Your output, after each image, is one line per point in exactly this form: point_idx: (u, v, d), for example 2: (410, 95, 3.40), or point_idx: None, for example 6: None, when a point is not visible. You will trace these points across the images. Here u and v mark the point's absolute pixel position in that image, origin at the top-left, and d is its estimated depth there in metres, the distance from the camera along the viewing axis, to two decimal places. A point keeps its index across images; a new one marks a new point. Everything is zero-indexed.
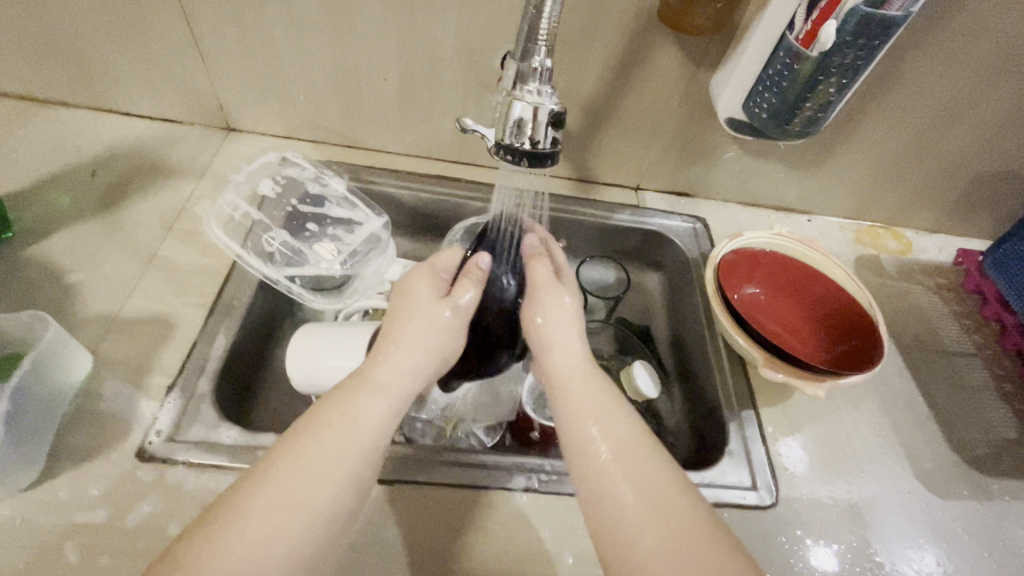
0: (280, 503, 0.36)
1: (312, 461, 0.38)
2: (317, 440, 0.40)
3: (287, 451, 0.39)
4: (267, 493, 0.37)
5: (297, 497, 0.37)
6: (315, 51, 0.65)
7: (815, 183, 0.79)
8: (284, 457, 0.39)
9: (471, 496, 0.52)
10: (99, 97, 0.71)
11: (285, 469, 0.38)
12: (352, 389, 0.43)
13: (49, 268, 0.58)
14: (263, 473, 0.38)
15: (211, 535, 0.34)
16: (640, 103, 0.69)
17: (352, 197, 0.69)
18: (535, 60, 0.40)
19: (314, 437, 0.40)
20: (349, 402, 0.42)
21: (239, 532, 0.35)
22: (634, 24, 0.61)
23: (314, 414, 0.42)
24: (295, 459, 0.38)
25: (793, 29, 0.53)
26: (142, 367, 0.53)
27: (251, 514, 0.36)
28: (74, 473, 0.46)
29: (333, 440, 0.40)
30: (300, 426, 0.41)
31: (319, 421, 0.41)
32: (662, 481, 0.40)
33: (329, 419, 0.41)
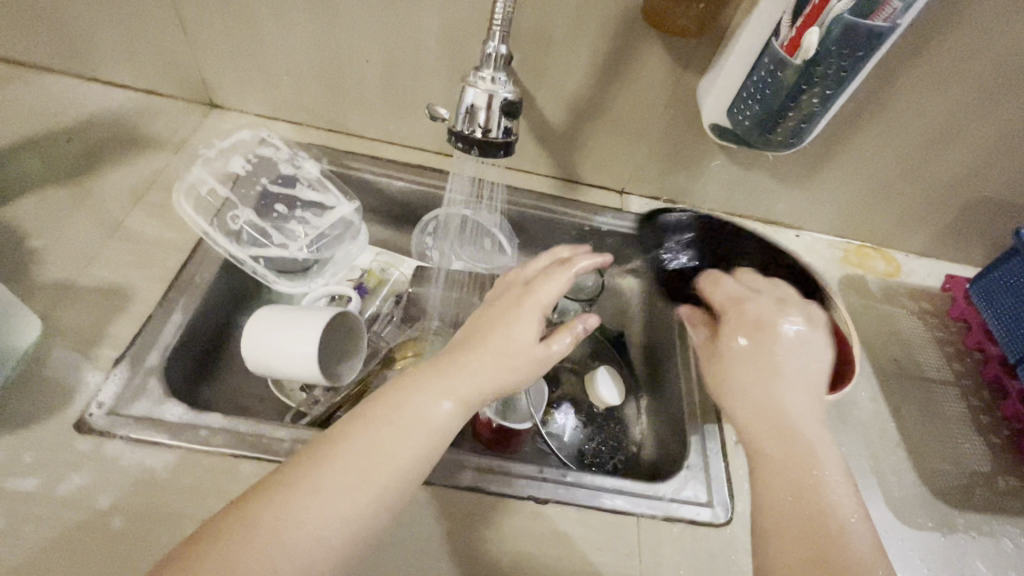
0: (346, 484, 0.37)
1: (381, 449, 0.39)
2: (386, 432, 0.40)
3: (356, 437, 0.40)
4: (333, 474, 0.38)
5: (363, 481, 0.38)
6: (298, 30, 0.64)
7: (803, 198, 0.78)
8: (354, 441, 0.39)
9: (416, 491, 0.51)
10: (81, 65, 0.70)
11: (353, 454, 0.39)
12: (416, 385, 0.43)
13: (12, 231, 0.58)
14: (330, 454, 0.39)
15: (269, 509, 0.36)
16: (625, 104, 0.68)
17: (326, 180, 0.68)
18: (489, 45, 0.38)
19: (380, 428, 0.40)
20: (419, 401, 0.42)
21: (299, 509, 0.36)
22: (619, 22, 0.60)
23: (382, 406, 0.42)
24: (361, 448, 0.39)
25: (779, 35, 0.52)
26: (93, 337, 0.53)
27: (318, 492, 0.37)
28: (9, 439, 0.46)
29: (400, 431, 0.40)
30: (367, 417, 0.41)
31: (389, 414, 0.41)
32: (805, 473, 0.42)
33: (397, 410, 0.41)
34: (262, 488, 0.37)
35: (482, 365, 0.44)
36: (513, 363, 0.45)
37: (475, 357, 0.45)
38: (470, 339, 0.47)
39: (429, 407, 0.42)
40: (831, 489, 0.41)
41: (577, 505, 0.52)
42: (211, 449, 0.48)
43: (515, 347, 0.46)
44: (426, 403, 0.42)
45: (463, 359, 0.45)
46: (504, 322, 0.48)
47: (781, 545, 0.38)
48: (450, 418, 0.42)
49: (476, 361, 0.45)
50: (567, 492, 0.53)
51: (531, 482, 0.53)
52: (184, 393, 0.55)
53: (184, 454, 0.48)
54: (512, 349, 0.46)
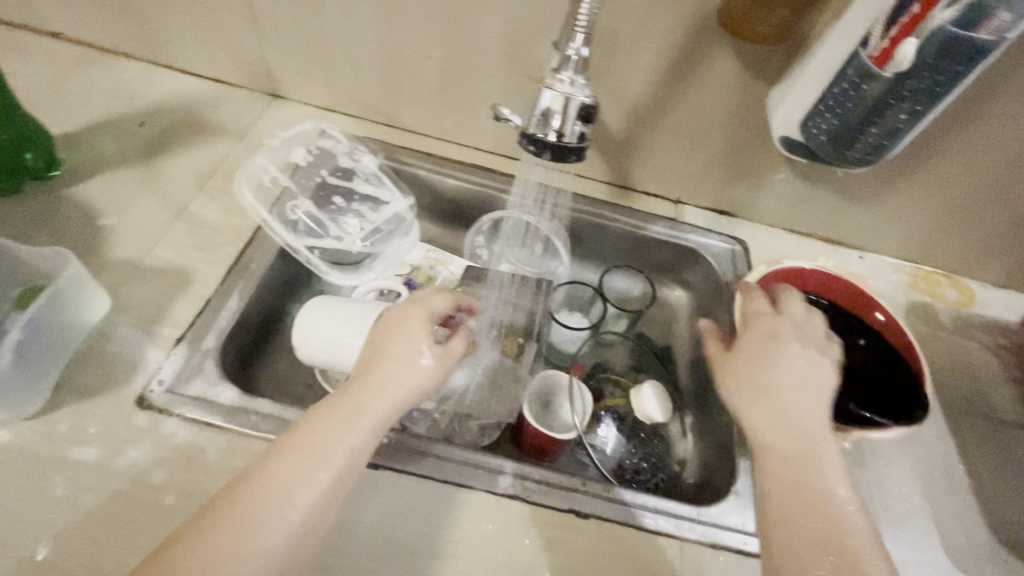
0: (272, 518, 0.36)
1: (300, 478, 0.38)
2: (303, 462, 0.38)
3: (276, 467, 0.38)
4: (254, 509, 0.36)
5: (286, 506, 0.37)
6: (362, 25, 0.64)
7: (871, 218, 0.73)
8: (270, 474, 0.38)
9: (456, 493, 0.51)
10: (155, 51, 0.73)
11: (272, 488, 0.37)
12: (336, 407, 0.41)
13: (86, 208, 0.60)
14: (249, 490, 0.37)
15: (192, 556, 0.34)
16: (689, 111, 0.65)
17: (383, 175, 0.69)
18: (570, 47, 0.37)
19: (300, 457, 0.39)
20: (336, 422, 0.40)
21: (223, 550, 0.35)
22: (692, 27, 0.57)
23: (299, 432, 0.40)
24: (281, 481, 0.38)
25: (866, 46, 0.49)
26: (155, 316, 0.54)
27: (243, 530, 0.35)
28: (75, 409, 0.48)
29: (318, 457, 0.39)
30: (286, 444, 0.39)
31: (308, 440, 0.39)
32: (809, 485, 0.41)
33: (316, 435, 0.40)
34: (179, 534, 0.36)
35: (392, 385, 0.43)
36: (411, 372, 0.44)
37: (395, 374, 0.44)
38: (366, 366, 0.44)
39: (348, 428, 0.40)
40: (836, 481, 0.42)
41: (619, 523, 0.51)
42: (259, 435, 0.49)
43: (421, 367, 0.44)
44: (343, 425, 0.40)
45: (378, 382, 0.43)
46: (398, 339, 0.45)
47: (794, 532, 0.39)
48: (368, 435, 0.41)
49: (390, 378, 0.43)
50: (610, 509, 0.52)
51: (573, 495, 0.52)
52: (236, 375, 0.56)
53: (235, 437, 0.48)
54: (419, 371, 0.44)
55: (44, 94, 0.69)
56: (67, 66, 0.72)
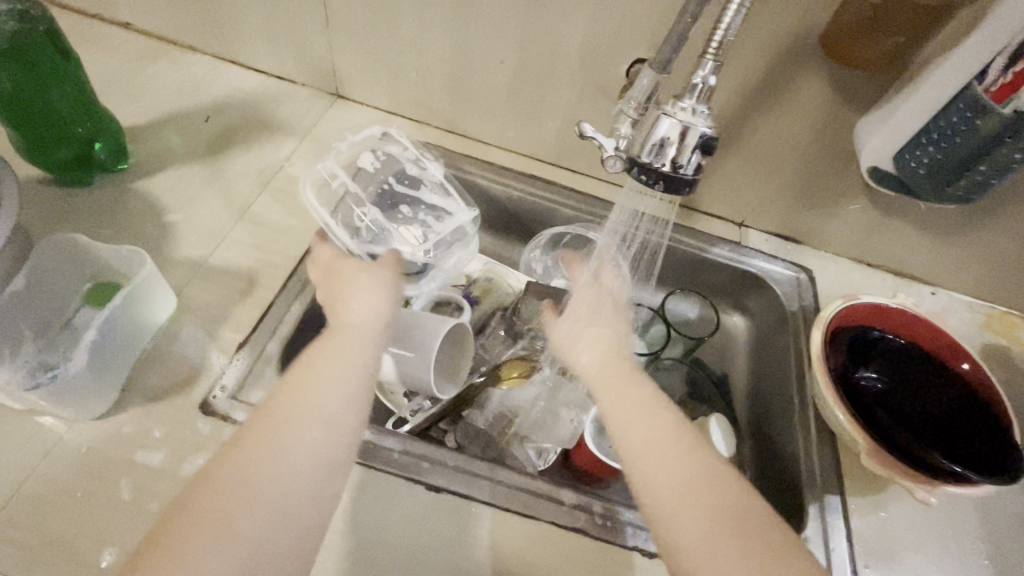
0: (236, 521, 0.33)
1: (253, 469, 0.35)
2: (251, 453, 0.36)
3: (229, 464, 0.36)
4: (210, 516, 0.33)
5: (265, 479, 0.35)
6: (435, 29, 0.62)
7: (952, 255, 0.69)
8: (220, 475, 0.35)
9: (517, 522, 0.49)
10: (223, 47, 0.72)
11: (225, 486, 0.35)
12: (305, 383, 0.40)
13: (153, 204, 0.60)
14: (202, 496, 0.34)
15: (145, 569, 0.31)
16: (769, 134, 0.63)
17: (448, 185, 0.66)
18: (698, 76, 0.39)
19: (253, 450, 0.36)
20: (297, 398, 0.39)
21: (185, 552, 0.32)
22: (784, 48, 0.55)
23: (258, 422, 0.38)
24: (239, 478, 0.35)
25: (982, 79, 0.46)
26: (218, 318, 0.54)
27: (201, 536, 0.32)
28: (140, 411, 0.47)
29: (275, 447, 0.36)
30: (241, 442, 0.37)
31: (266, 431, 0.37)
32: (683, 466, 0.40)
33: (271, 421, 0.37)
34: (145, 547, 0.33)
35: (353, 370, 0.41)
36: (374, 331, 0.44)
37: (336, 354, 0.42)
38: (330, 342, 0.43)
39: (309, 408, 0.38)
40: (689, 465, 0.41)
41: None
42: None
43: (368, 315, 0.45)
44: (303, 406, 0.38)
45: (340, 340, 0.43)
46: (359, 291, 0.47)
47: (692, 522, 0.37)
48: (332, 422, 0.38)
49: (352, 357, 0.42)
50: None
51: (636, 531, 0.50)
52: None
53: None
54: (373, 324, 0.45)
55: (114, 85, 0.70)
56: (136, 57, 0.72)
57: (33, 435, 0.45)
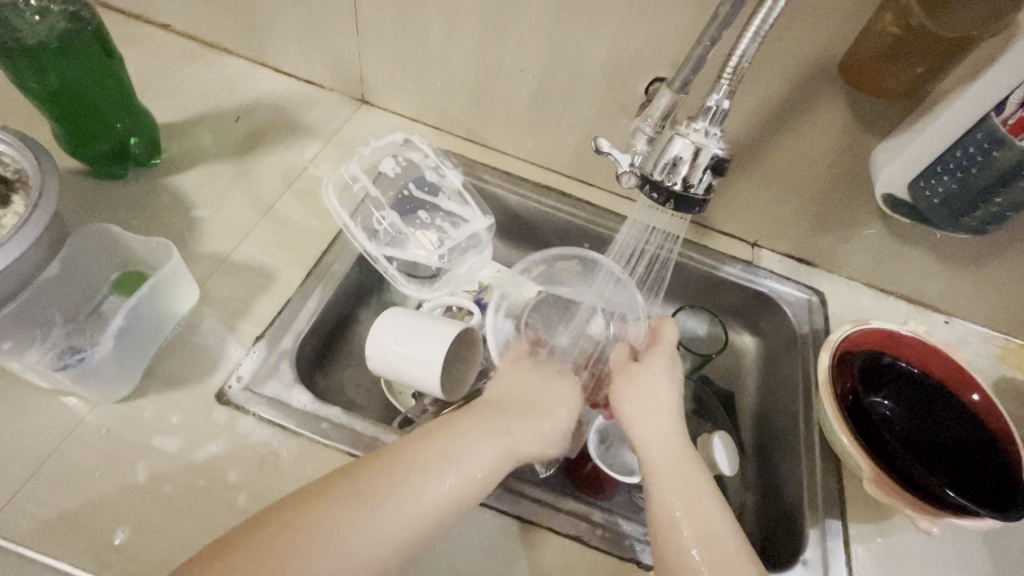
0: (376, 524, 0.37)
1: (404, 485, 0.39)
2: (409, 472, 0.40)
3: (386, 469, 0.40)
4: (353, 512, 0.37)
5: (395, 512, 0.38)
6: (462, 42, 0.64)
7: (968, 285, 0.68)
8: (371, 475, 0.39)
9: (515, 528, 0.49)
10: (258, 51, 0.75)
11: (375, 490, 0.39)
12: (475, 432, 0.44)
13: (182, 199, 0.63)
14: (352, 490, 0.38)
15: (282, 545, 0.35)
16: (786, 157, 0.63)
17: (466, 193, 0.68)
18: (712, 99, 0.40)
19: (409, 465, 0.40)
20: (462, 441, 0.43)
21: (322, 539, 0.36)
22: (803, 74, 0.55)
23: (420, 441, 0.42)
24: (389, 486, 0.39)
25: (1001, 111, 0.47)
26: (239, 311, 0.55)
27: (328, 550, 0.36)
28: (159, 398, 0.49)
29: (429, 472, 0.40)
30: (399, 452, 0.41)
31: (420, 451, 0.41)
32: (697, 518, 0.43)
33: (433, 448, 0.42)
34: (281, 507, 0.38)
35: (519, 436, 0.46)
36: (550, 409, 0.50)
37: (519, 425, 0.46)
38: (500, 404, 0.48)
39: (468, 452, 0.42)
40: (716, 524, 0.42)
41: None
42: (329, 443, 0.48)
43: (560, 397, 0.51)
44: (462, 448, 0.42)
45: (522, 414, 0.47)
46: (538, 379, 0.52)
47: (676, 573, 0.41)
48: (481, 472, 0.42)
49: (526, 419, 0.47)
50: None
51: (633, 543, 0.50)
52: (306, 378, 0.57)
53: (305, 443, 0.48)
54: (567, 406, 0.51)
55: (152, 84, 0.73)
56: (174, 58, 0.75)
57: (57, 414, 0.47)
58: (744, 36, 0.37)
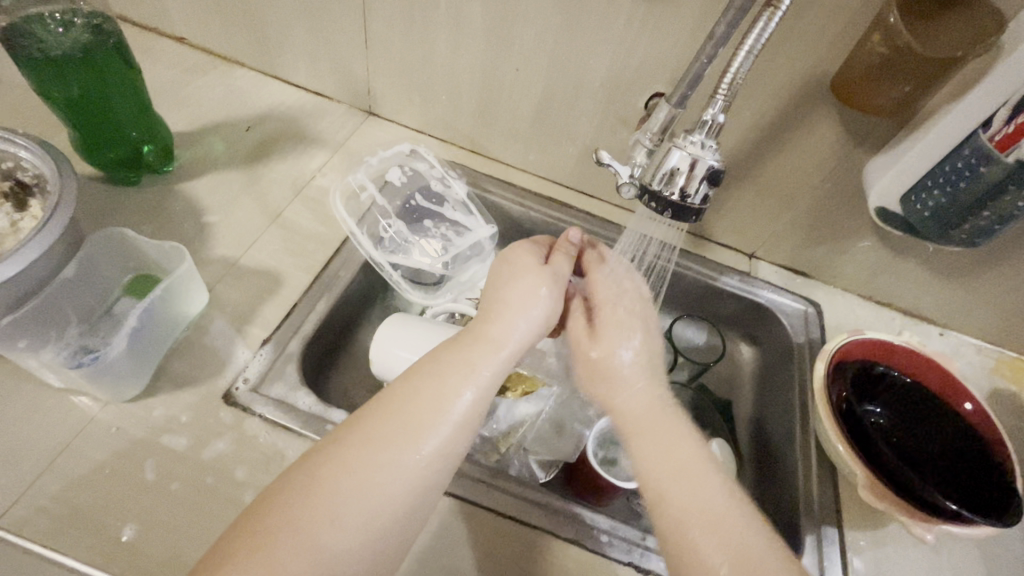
0: (372, 477, 0.36)
1: (374, 457, 0.37)
2: (385, 435, 0.38)
3: (361, 437, 0.38)
4: (337, 476, 0.36)
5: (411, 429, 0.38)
6: (468, 57, 0.67)
7: (960, 298, 0.69)
8: (343, 450, 0.37)
9: (514, 530, 0.50)
10: (269, 64, 0.78)
11: (352, 459, 0.37)
12: (445, 370, 0.41)
13: (192, 205, 0.64)
14: (340, 451, 0.37)
15: (274, 527, 0.34)
16: (781, 170, 0.65)
17: (471, 203, 0.70)
18: (708, 113, 0.42)
19: (382, 429, 0.38)
20: (430, 392, 0.40)
21: (302, 519, 0.34)
22: (797, 91, 0.57)
23: (388, 400, 0.40)
24: (397, 416, 0.39)
25: (987, 128, 0.48)
26: (247, 314, 0.57)
27: (356, 475, 0.36)
28: (169, 397, 0.50)
29: (404, 436, 0.38)
30: (368, 417, 0.39)
31: (388, 413, 0.39)
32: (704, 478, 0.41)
33: (393, 412, 0.39)
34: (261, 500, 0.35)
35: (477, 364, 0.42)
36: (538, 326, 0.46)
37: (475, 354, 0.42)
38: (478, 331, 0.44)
39: (447, 399, 0.40)
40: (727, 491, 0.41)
41: None
42: None
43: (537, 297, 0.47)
44: (435, 401, 0.40)
45: (492, 345, 0.43)
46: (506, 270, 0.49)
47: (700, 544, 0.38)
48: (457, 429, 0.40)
49: (493, 342, 0.44)
50: (667, 566, 0.50)
51: (631, 547, 0.51)
52: (312, 380, 0.58)
53: (310, 444, 0.49)
54: (536, 323, 0.46)
55: (166, 94, 0.75)
56: (188, 69, 0.78)
57: (69, 412, 0.48)
58: (739, 53, 0.39)
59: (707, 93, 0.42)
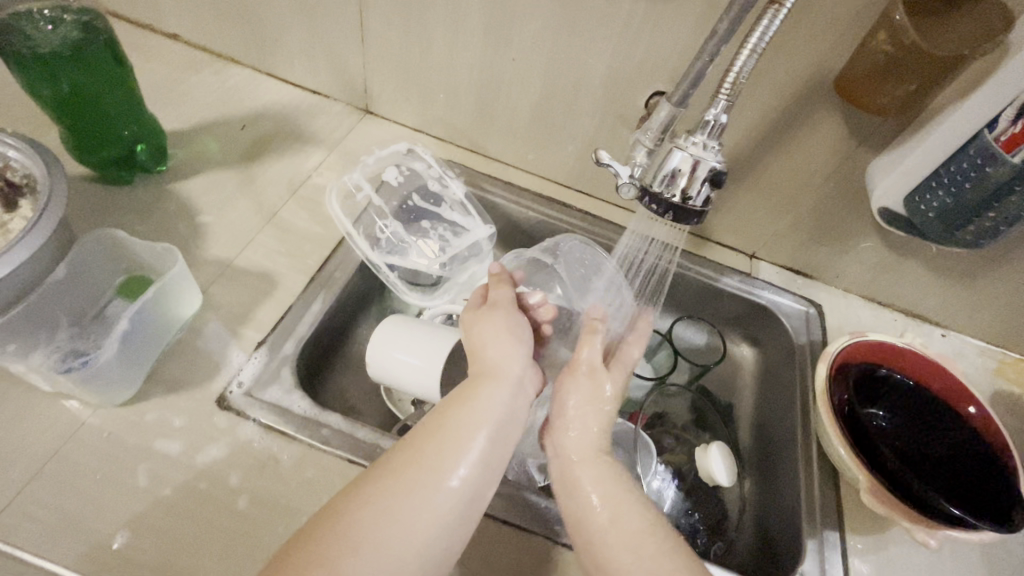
0: (409, 517, 0.38)
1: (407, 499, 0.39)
2: (423, 464, 0.40)
3: (401, 465, 0.40)
4: (373, 518, 0.38)
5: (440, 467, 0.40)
6: (466, 55, 0.66)
7: (963, 299, 0.68)
8: (384, 477, 0.39)
9: (512, 536, 0.49)
10: (264, 61, 0.76)
11: (389, 498, 0.39)
12: (467, 410, 0.43)
13: (186, 205, 0.64)
14: (371, 495, 0.39)
15: (325, 552, 0.36)
16: (783, 170, 0.64)
17: (468, 203, 0.69)
18: (710, 113, 0.41)
19: (419, 458, 0.40)
20: (454, 435, 0.42)
21: (352, 547, 0.37)
22: (800, 90, 0.57)
23: (424, 431, 0.42)
24: (423, 457, 0.40)
25: (993, 128, 0.47)
26: (242, 316, 0.56)
27: (389, 517, 0.38)
28: (161, 401, 0.49)
29: (438, 463, 0.40)
30: (407, 447, 0.41)
31: (424, 443, 0.41)
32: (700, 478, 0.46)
33: (431, 443, 0.41)
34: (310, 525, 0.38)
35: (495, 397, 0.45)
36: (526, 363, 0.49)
37: (487, 387, 0.45)
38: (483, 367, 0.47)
39: (470, 437, 0.42)
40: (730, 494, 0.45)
41: None
42: (329, 450, 0.48)
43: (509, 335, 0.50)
44: (466, 431, 0.42)
45: (499, 378, 0.46)
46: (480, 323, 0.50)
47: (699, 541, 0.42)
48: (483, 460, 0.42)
49: (504, 372, 0.47)
50: None
51: None
52: (307, 383, 0.57)
53: (305, 449, 0.49)
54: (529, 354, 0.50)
55: (160, 92, 0.74)
56: (182, 66, 0.76)
57: (60, 417, 0.47)
58: (742, 52, 0.38)
59: (709, 92, 0.41)
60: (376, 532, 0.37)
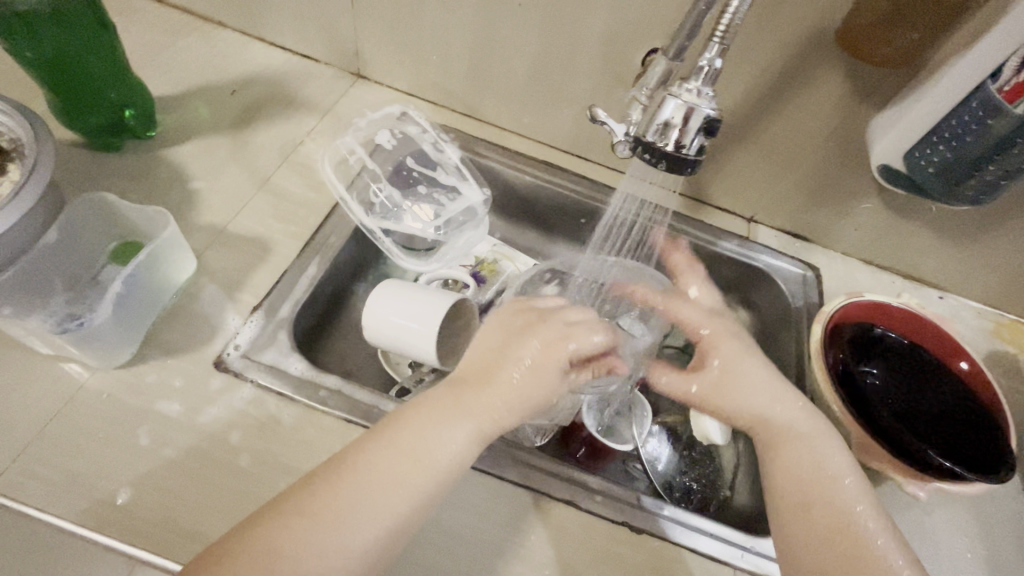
0: (347, 516, 0.37)
1: (344, 511, 0.37)
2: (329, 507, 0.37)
3: (310, 493, 0.38)
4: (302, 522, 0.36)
5: (388, 476, 0.38)
6: (459, 15, 0.64)
7: (962, 260, 0.68)
8: (298, 496, 0.38)
9: (511, 491, 0.50)
10: (252, 24, 0.75)
11: (329, 491, 0.38)
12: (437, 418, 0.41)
13: (178, 171, 0.63)
14: (306, 501, 0.37)
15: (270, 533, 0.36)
16: (783, 129, 0.63)
17: (463, 168, 0.70)
18: (704, 58, 0.40)
19: (363, 470, 0.38)
20: (407, 450, 0.39)
21: (295, 535, 0.36)
22: (800, 44, 0.55)
23: (347, 460, 0.39)
24: (363, 464, 0.39)
25: (996, 78, 0.46)
26: (237, 281, 0.56)
27: (327, 497, 0.37)
28: (160, 363, 0.50)
29: (391, 474, 0.38)
30: (318, 480, 0.38)
31: (339, 472, 0.38)
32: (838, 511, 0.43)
33: (383, 452, 0.39)
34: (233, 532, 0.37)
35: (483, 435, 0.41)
36: (550, 377, 0.43)
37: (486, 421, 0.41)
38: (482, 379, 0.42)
39: (427, 451, 0.40)
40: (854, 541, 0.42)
41: (661, 538, 0.50)
42: (328, 410, 0.49)
43: (558, 367, 0.43)
44: (420, 444, 0.40)
45: (505, 420, 0.41)
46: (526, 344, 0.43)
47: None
48: (440, 475, 0.40)
49: (482, 408, 0.41)
50: (660, 526, 0.50)
51: (625, 508, 0.51)
52: (304, 347, 0.58)
53: (303, 408, 0.49)
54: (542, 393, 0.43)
55: (147, 58, 0.72)
56: (169, 30, 0.75)
57: (59, 379, 0.48)
58: None
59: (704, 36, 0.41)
60: (305, 523, 0.36)
